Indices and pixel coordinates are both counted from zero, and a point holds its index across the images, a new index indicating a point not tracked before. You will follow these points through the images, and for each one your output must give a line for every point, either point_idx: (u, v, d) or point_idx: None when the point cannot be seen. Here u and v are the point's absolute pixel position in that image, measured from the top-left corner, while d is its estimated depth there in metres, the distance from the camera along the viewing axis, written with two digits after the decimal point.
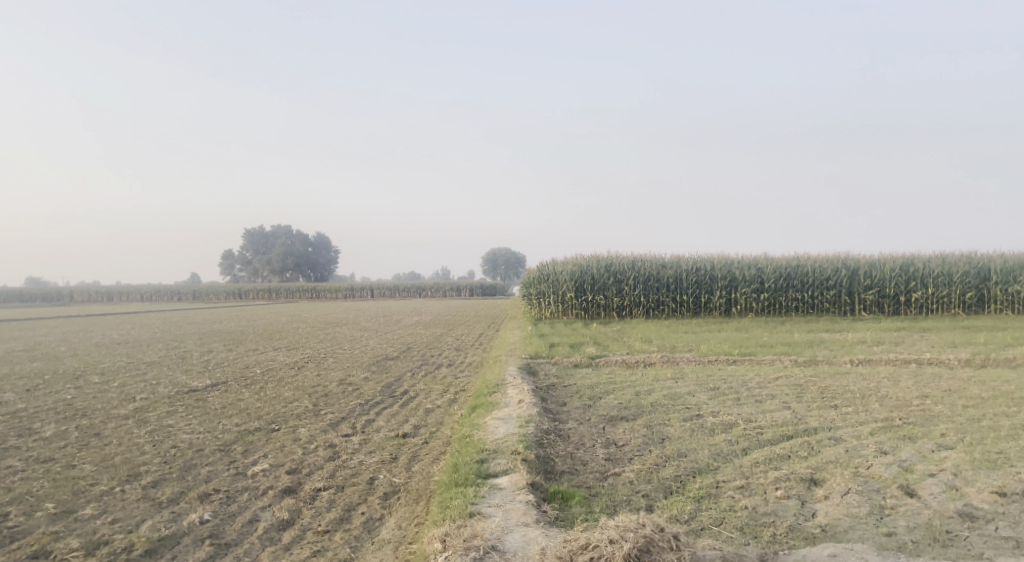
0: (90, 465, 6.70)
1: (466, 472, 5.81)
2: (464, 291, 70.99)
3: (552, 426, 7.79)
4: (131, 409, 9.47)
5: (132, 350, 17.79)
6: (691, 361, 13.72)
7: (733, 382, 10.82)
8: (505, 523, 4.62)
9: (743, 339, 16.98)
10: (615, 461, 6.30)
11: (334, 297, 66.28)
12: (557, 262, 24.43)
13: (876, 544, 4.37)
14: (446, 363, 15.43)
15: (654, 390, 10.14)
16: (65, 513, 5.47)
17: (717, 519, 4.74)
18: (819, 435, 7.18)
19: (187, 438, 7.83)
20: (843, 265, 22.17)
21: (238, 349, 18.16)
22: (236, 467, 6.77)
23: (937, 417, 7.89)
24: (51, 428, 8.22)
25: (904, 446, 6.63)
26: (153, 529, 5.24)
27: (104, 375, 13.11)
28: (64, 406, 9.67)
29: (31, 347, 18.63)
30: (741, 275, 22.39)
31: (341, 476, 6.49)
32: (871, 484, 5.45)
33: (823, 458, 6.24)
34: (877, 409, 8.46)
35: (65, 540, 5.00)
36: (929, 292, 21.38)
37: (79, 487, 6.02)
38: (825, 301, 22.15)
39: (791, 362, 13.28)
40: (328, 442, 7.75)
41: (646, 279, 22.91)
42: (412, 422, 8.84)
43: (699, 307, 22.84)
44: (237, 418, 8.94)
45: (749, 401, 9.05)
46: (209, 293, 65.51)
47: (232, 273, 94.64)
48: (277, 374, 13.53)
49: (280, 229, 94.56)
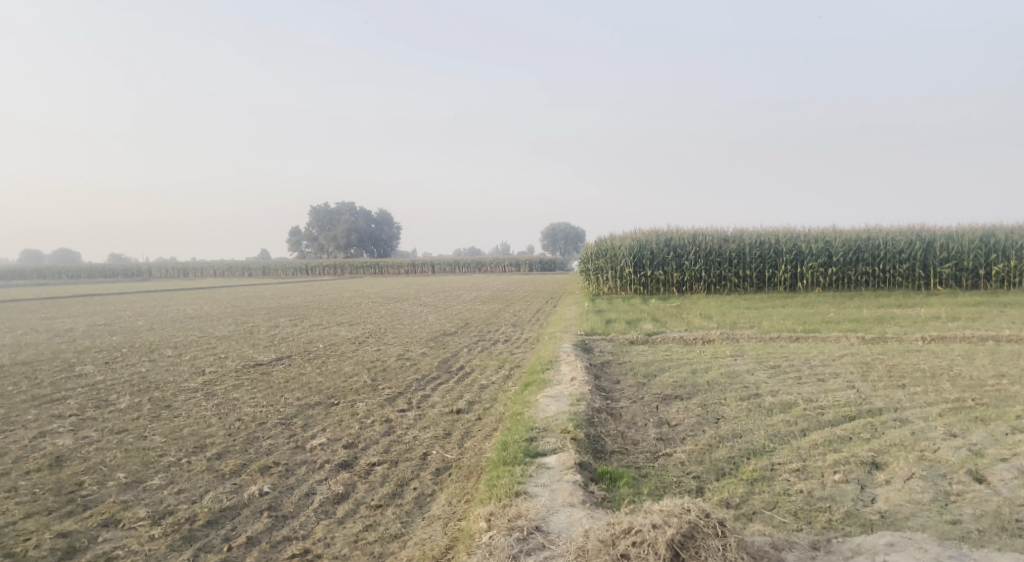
0: (159, 436, 7.07)
1: (516, 450, 5.84)
2: (523, 266, 70.98)
3: (605, 404, 7.74)
4: (200, 382, 9.93)
5: (204, 325, 18.66)
6: (751, 338, 13.36)
7: (795, 359, 10.47)
8: (551, 503, 4.62)
9: (808, 315, 16.41)
10: (667, 441, 6.20)
11: (396, 273, 67.47)
12: (615, 237, 24.10)
13: (937, 533, 4.16)
14: (502, 339, 15.52)
15: (711, 368, 9.91)
16: (135, 483, 5.79)
17: (769, 503, 4.62)
18: (883, 416, 6.88)
19: (251, 411, 8.16)
20: (917, 236, 21.06)
21: (301, 324, 18.78)
22: (296, 440, 7.01)
23: (1014, 399, 7.43)
24: (125, 400, 8.71)
25: (975, 429, 6.29)
26: (215, 499, 5.49)
27: (177, 349, 13.80)
28: (139, 378, 10.23)
29: (112, 321, 19.76)
30: (807, 249, 21.57)
31: (395, 451, 6.64)
32: (937, 469, 5.18)
33: (887, 441, 5.97)
34: (949, 388, 8.04)
35: (133, 509, 5.31)
36: (1011, 265, 20.09)
37: (149, 458, 6.37)
38: (897, 275, 21.14)
39: (857, 339, 12.74)
40: (384, 417, 7.92)
41: (707, 253, 22.36)
42: (466, 398, 8.94)
43: (763, 282, 22.18)
44: (299, 392, 9.25)
45: (811, 380, 8.74)
46: (278, 269, 67.67)
47: (299, 250, 97.73)
48: (338, 348, 13.92)
49: (344, 206, 96.74)
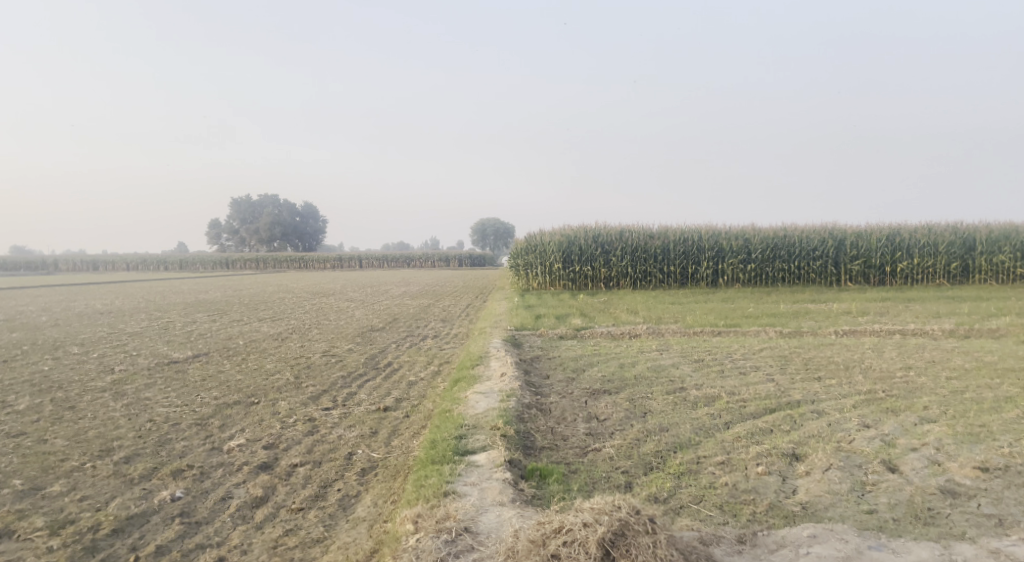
0: (62, 439, 6.54)
1: (444, 448, 5.70)
2: (453, 260, 70.58)
3: (534, 400, 7.70)
4: (109, 381, 9.29)
5: (114, 321, 17.55)
6: (676, 332, 13.67)
7: (718, 353, 10.77)
8: (480, 503, 4.52)
9: (730, 310, 16.94)
10: (596, 437, 6.21)
11: (322, 267, 65.70)
12: (544, 232, 24.22)
13: (856, 524, 4.30)
14: (432, 334, 15.30)
15: (638, 362, 10.06)
16: (32, 491, 5.31)
17: (696, 497, 4.67)
18: (802, 408, 7.13)
19: (164, 412, 7.67)
20: (829, 235, 22.16)
21: (221, 319, 17.95)
22: (212, 442, 6.62)
23: (920, 390, 7.87)
24: (23, 401, 8.03)
25: (886, 420, 6.60)
26: (122, 507, 5.10)
27: (84, 346, 12.90)
28: (40, 378, 9.47)
29: (9, 317, 18.29)
30: (728, 246, 22.32)
31: (318, 451, 6.37)
32: (853, 460, 5.39)
33: (806, 433, 6.18)
34: (861, 380, 8.44)
35: (29, 519, 4.86)
36: (914, 262, 21.45)
37: (49, 463, 5.87)
38: (812, 272, 22.15)
39: (776, 333, 13.23)
40: (307, 416, 7.61)
41: (634, 249, 22.79)
42: (394, 395, 8.74)
43: (686, 278, 22.78)
44: (216, 391, 8.79)
45: (733, 374, 8.99)
46: (196, 263, 64.64)
47: (218, 243, 93.84)
48: (260, 345, 13.35)
49: (268, 197, 93.45)
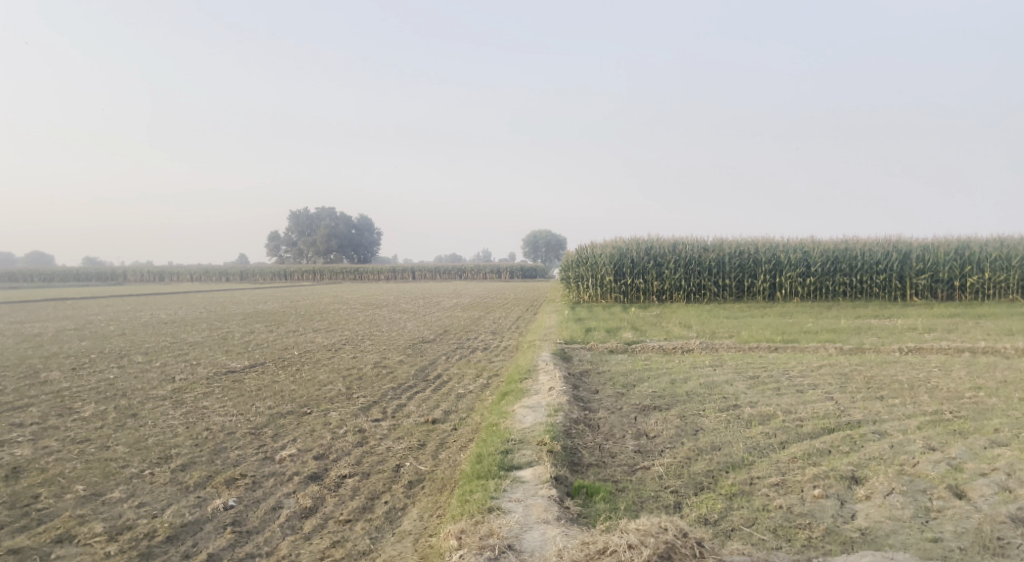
0: (123, 447, 6.80)
1: (490, 463, 5.68)
2: (504, 272, 70.89)
3: (583, 415, 7.61)
4: (169, 390, 9.63)
5: (177, 330, 18.23)
6: (731, 348, 13.33)
7: (773, 370, 10.45)
8: (524, 520, 4.47)
9: (787, 324, 16.44)
10: (645, 454, 6.08)
11: (376, 279, 66.92)
12: (595, 245, 24.08)
13: (920, 553, 4.07)
14: (481, 347, 15.34)
15: (690, 378, 9.84)
16: (93, 496, 5.54)
17: (748, 520, 4.51)
18: (862, 429, 6.82)
19: (220, 421, 7.90)
20: (894, 247, 21.31)
21: (278, 330, 18.45)
22: (265, 451, 6.78)
23: (991, 411, 7.43)
24: (90, 408, 8.41)
25: (954, 442, 6.25)
26: (177, 514, 5.26)
27: (148, 355, 13.43)
28: (106, 386, 9.89)
29: (82, 325, 19.25)
30: (786, 259, 21.72)
31: (367, 463, 6.44)
32: (917, 484, 5.11)
33: (866, 454, 5.91)
34: (927, 400, 8.04)
35: (90, 524, 5.05)
36: (986, 277, 20.38)
37: (110, 470, 6.11)
38: (874, 286, 21.33)
39: (836, 349, 12.75)
40: (357, 427, 7.71)
41: (687, 262, 22.41)
42: (442, 407, 8.78)
43: (741, 291, 22.26)
44: (270, 401, 9.00)
45: (789, 392, 8.68)
46: (257, 275, 66.81)
47: (278, 255, 96.79)
48: (313, 356, 13.64)
49: (325, 211, 95.99)
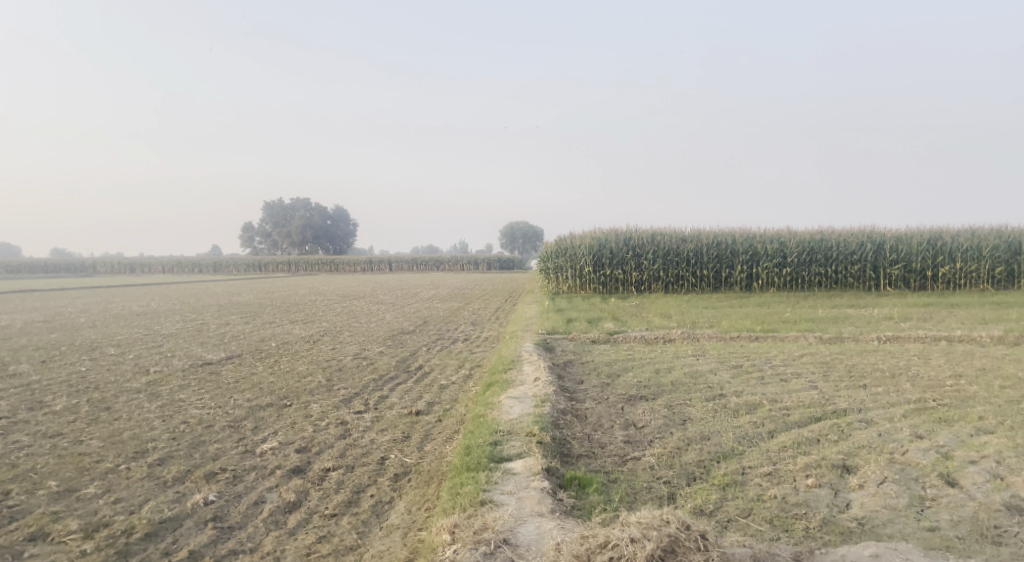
0: (97, 440, 6.56)
1: (478, 455, 5.56)
2: (482, 264, 70.61)
3: (569, 406, 7.52)
4: (144, 382, 9.36)
5: (150, 322, 17.77)
6: (712, 337, 13.37)
7: (756, 359, 10.47)
8: (518, 513, 4.37)
9: (765, 314, 16.54)
10: (635, 445, 6.02)
11: (353, 270, 66.29)
12: (574, 235, 24.01)
13: (921, 543, 4.05)
14: (462, 338, 15.19)
15: (674, 368, 9.80)
16: (67, 492, 5.31)
17: (745, 510, 4.46)
18: (849, 417, 6.83)
19: (198, 414, 7.67)
20: (868, 238, 21.56)
21: (254, 322, 18.08)
22: (245, 445, 6.58)
23: (973, 399, 7.49)
24: (61, 402, 8.11)
25: (940, 430, 6.28)
26: (155, 510, 5.06)
27: (121, 347, 13.06)
28: (77, 379, 9.56)
29: (50, 318, 18.68)
30: (763, 249, 21.86)
31: (351, 456, 6.29)
32: (909, 473, 5.11)
33: (856, 443, 5.91)
34: (909, 388, 8.10)
35: (64, 521, 4.84)
36: (957, 267, 20.75)
37: (84, 464, 5.88)
38: (849, 276, 21.60)
39: (815, 339, 12.84)
40: (339, 419, 7.54)
41: (666, 253, 22.43)
42: (426, 398, 8.64)
43: (719, 282, 22.38)
44: (249, 393, 8.78)
45: (774, 381, 8.68)
46: (230, 265, 65.73)
47: (251, 246, 95.40)
48: (291, 347, 13.37)
49: (300, 202, 94.73)
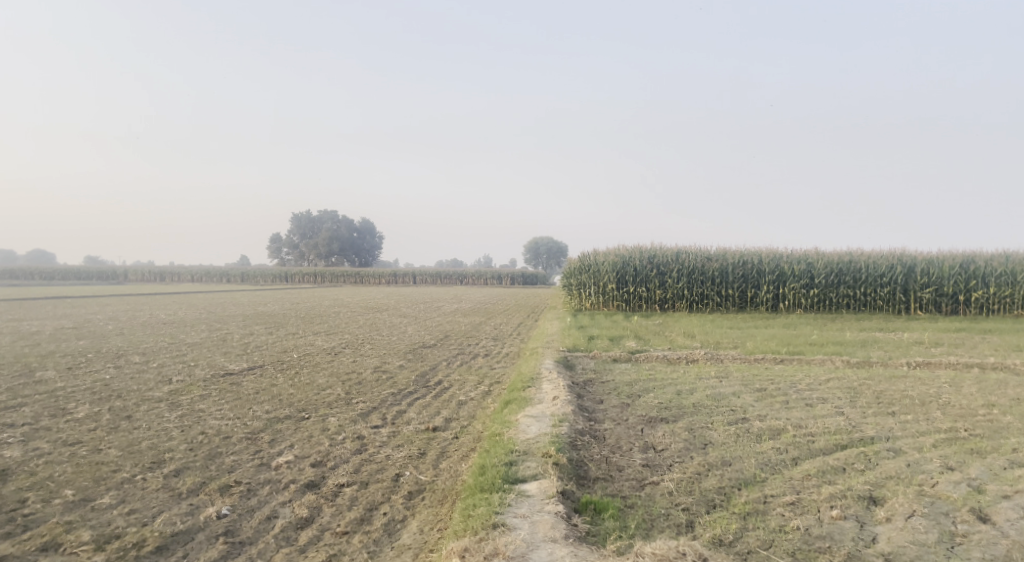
0: (116, 450, 6.61)
1: (494, 475, 5.48)
2: (506, 279, 70.53)
3: (588, 426, 7.41)
4: (165, 391, 9.46)
5: (175, 331, 18.00)
6: (736, 359, 13.15)
7: (780, 382, 10.24)
8: (530, 537, 4.28)
9: (791, 336, 16.22)
10: (653, 468, 5.88)
11: (377, 282, 66.76)
12: (598, 252, 23.91)
13: None
14: (483, 353, 15.11)
15: (696, 389, 9.63)
16: (82, 502, 5.34)
17: (765, 542, 4.33)
18: (876, 446, 6.62)
19: (216, 424, 7.71)
20: (898, 260, 21.12)
21: (277, 332, 18.21)
22: (261, 457, 6.58)
23: (1006, 430, 7.23)
24: (84, 409, 8.21)
25: (972, 462, 6.05)
26: (168, 523, 5.06)
27: (146, 355, 13.23)
28: (101, 387, 9.70)
29: (80, 324, 19.03)
30: (790, 270, 21.54)
31: (366, 472, 6.24)
32: (939, 506, 4.91)
33: (883, 473, 5.71)
34: (940, 417, 7.83)
35: (76, 532, 4.85)
36: (990, 292, 20.20)
37: (101, 474, 5.91)
38: (878, 298, 21.14)
39: (843, 363, 12.54)
40: (356, 434, 7.51)
41: (691, 271, 22.22)
42: (444, 414, 8.58)
43: (745, 302, 22.07)
44: (268, 405, 8.80)
45: (799, 405, 8.46)
46: (256, 275, 66.61)
47: (278, 257, 96.70)
48: (312, 359, 13.44)
49: (327, 214, 95.87)
